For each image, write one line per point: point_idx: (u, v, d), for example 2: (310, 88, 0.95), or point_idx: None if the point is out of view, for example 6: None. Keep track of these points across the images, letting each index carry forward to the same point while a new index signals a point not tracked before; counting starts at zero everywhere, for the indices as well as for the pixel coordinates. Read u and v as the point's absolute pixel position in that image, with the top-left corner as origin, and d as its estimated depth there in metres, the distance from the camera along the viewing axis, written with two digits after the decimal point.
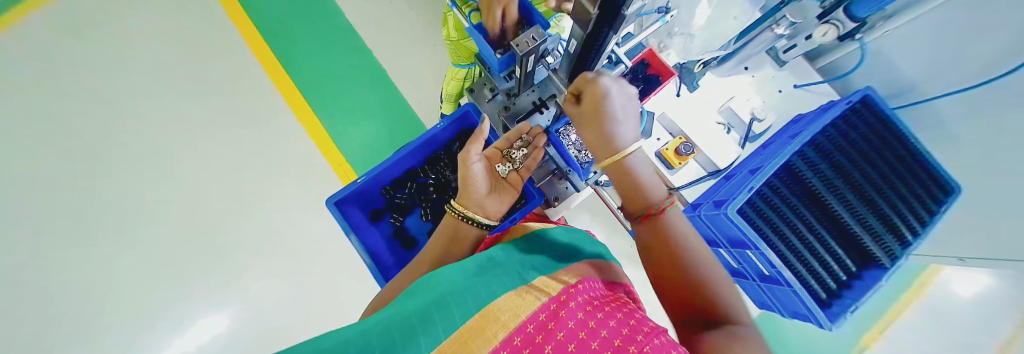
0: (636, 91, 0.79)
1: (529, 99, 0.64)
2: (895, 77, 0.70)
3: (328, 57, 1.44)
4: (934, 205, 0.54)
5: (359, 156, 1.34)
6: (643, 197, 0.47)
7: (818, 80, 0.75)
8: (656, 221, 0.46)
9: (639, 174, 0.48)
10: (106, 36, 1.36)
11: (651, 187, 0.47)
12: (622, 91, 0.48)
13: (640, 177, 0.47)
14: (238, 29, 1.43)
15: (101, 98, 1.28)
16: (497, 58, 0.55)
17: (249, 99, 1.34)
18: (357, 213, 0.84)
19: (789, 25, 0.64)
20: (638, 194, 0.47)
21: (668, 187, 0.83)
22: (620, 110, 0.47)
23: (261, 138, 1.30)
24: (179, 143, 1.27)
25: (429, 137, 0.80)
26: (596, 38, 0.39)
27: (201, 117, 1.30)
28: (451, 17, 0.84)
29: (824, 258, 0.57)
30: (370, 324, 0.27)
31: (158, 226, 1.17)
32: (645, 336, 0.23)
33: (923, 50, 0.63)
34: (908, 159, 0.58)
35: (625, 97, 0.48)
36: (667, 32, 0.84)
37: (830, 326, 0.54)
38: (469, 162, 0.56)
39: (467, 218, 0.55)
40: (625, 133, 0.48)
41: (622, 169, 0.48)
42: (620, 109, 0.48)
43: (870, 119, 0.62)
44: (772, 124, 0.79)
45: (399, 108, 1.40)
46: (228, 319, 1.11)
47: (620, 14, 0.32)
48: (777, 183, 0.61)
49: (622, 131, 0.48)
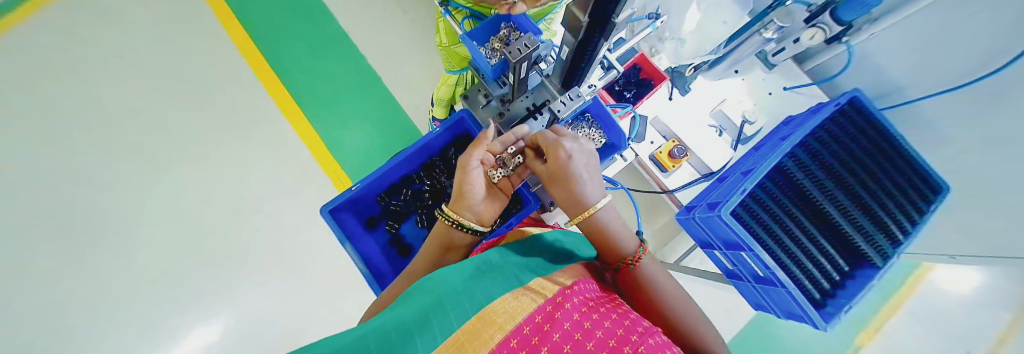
0: (630, 95, 0.85)
1: (523, 105, 0.63)
2: (880, 79, 0.72)
3: (320, 63, 1.43)
4: (923, 204, 0.55)
5: (353, 163, 1.33)
6: (616, 249, 0.47)
7: (807, 82, 0.77)
8: (632, 272, 0.45)
9: (609, 225, 0.48)
10: (94, 44, 1.33)
11: (621, 238, 0.47)
12: (578, 149, 0.49)
13: (610, 228, 0.47)
14: (230, 37, 1.42)
15: (88, 107, 1.26)
16: (490, 65, 0.55)
17: (242, 106, 1.33)
18: (352, 220, 0.83)
19: (777, 29, 0.65)
20: (609, 246, 0.47)
21: (663, 190, 0.84)
22: (580, 170, 0.48)
23: (253, 146, 1.28)
24: (171, 152, 1.25)
25: (424, 144, 0.80)
26: (588, 45, 0.39)
27: (193, 125, 1.28)
28: (441, 24, 0.83)
29: (816, 258, 0.57)
30: (365, 328, 0.27)
31: (149, 236, 1.15)
32: (640, 336, 0.23)
33: (908, 52, 0.65)
34: (895, 157, 0.59)
35: (581, 153, 0.49)
36: (658, 38, 0.86)
37: (825, 326, 0.54)
38: (470, 168, 0.53)
39: (460, 226, 0.55)
40: (590, 189, 0.48)
41: (590, 223, 0.48)
42: (580, 167, 0.48)
43: (857, 119, 0.64)
44: (763, 126, 0.80)
45: (393, 113, 1.40)
46: (220, 331, 1.09)
47: (609, 20, 0.32)
48: (769, 183, 0.62)
49: (585, 188, 0.48)
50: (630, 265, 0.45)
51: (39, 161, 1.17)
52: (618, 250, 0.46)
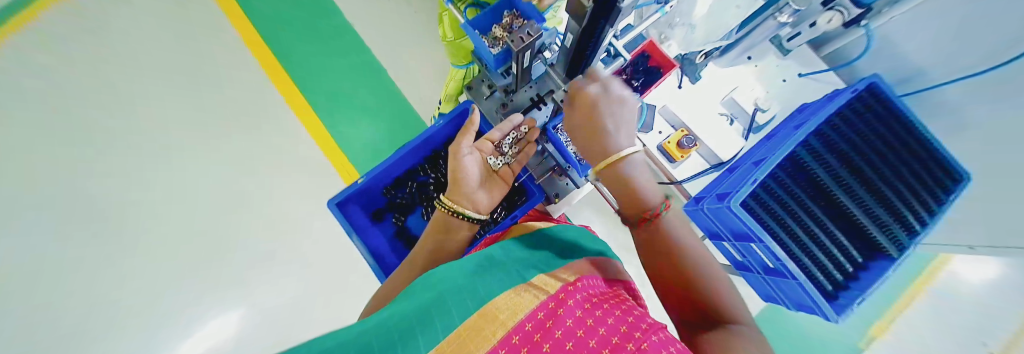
0: (637, 84, 0.78)
1: (526, 95, 0.62)
2: (902, 65, 0.69)
3: (325, 56, 1.43)
4: (943, 193, 0.53)
5: (360, 155, 1.34)
6: (638, 200, 0.46)
7: (823, 68, 0.74)
8: (651, 227, 0.45)
9: (637, 178, 0.47)
10: (105, 42, 1.36)
11: (645, 191, 0.46)
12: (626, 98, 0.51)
13: (638, 180, 0.47)
14: (236, 30, 1.42)
15: (104, 102, 1.29)
16: (492, 55, 0.53)
17: (250, 101, 1.35)
18: (359, 213, 0.84)
19: (793, 13, 0.63)
20: (634, 200, 0.46)
21: (671, 180, 0.81)
22: (624, 114, 0.50)
23: (263, 140, 1.31)
24: (184, 147, 1.28)
25: (427, 137, 0.80)
26: (593, 31, 0.38)
27: (204, 120, 1.31)
28: (446, 16, 0.83)
29: (829, 249, 0.56)
30: (371, 323, 0.28)
31: (166, 229, 1.19)
32: (643, 333, 0.23)
33: (930, 38, 0.62)
34: (913, 145, 0.57)
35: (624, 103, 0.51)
36: (667, 23, 0.82)
37: (837, 318, 0.53)
38: (460, 155, 0.56)
39: (456, 213, 0.55)
40: (623, 138, 0.49)
41: (611, 171, 0.48)
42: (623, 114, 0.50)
43: (876, 106, 0.61)
44: (777, 114, 0.78)
45: (399, 106, 1.40)
46: (236, 319, 1.13)
47: (615, 4, 0.31)
48: (781, 174, 0.60)
49: (617, 135, 0.49)
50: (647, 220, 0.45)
51: (59, 158, 1.21)
52: (642, 202, 0.45)
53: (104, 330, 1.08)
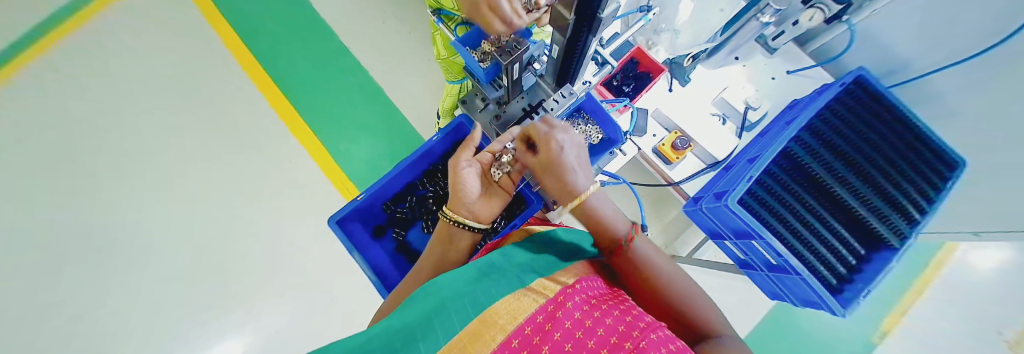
0: (630, 89, 0.82)
1: (519, 106, 0.64)
2: (888, 57, 0.71)
3: (323, 78, 1.46)
4: (938, 181, 0.54)
5: (358, 174, 1.35)
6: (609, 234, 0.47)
7: (811, 64, 0.76)
8: (627, 254, 0.45)
9: (602, 211, 0.48)
10: (111, 74, 1.39)
11: (614, 221, 0.47)
12: (568, 140, 0.49)
13: (603, 213, 0.47)
14: (236, 58, 1.46)
15: (103, 134, 1.31)
16: (483, 69, 0.55)
17: (249, 126, 1.37)
18: (360, 229, 0.84)
19: (775, 13, 0.62)
20: (604, 230, 0.47)
21: (669, 181, 0.83)
22: (571, 158, 0.47)
23: (263, 164, 1.32)
24: (189, 174, 1.29)
25: (426, 150, 0.81)
26: (578, 41, 0.39)
27: (208, 146, 1.33)
28: (438, 36, 0.85)
29: (829, 242, 0.56)
30: (369, 334, 0.27)
31: (171, 255, 1.19)
32: (642, 331, 0.23)
33: (911, 31, 0.64)
34: (904, 134, 0.58)
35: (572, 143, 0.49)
36: (653, 30, 0.84)
37: (844, 312, 0.53)
38: (459, 169, 0.57)
39: (457, 222, 0.56)
40: (582, 175, 0.48)
41: (583, 209, 0.47)
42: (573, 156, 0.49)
43: (864, 97, 0.62)
44: (768, 111, 0.79)
45: (397, 124, 1.42)
46: (240, 346, 1.12)
47: (596, 14, 0.32)
48: (776, 170, 0.61)
49: (575, 176, 0.47)
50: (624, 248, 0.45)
51: (68, 190, 1.23)
52: (611, 233, 0.47)
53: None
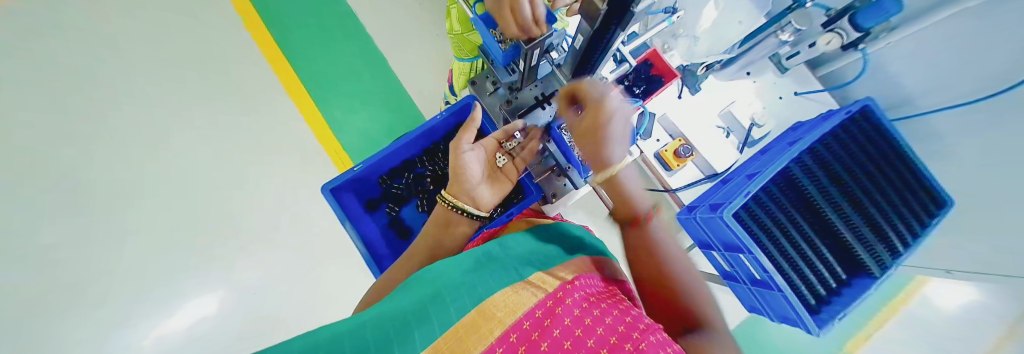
0: (639, 92, 0.77)
1: (531, 94, 0.62)
2: (894, 90, 0.71)
3: (327, 42, 1.42)
4: (926, 217, 0.56)
5: (355, 145, 1.33)
6: (630, 204, 0.49)
7: (819, 88, 0.75)
8: (644, 227, 0.48)
9: (629, 185, 0.50)
10: (95, 6, 1.28)
11: (637, 195, 0.50)
12: (623, 109, 0.48)
13: (630, 188, 0.49)
14: (237, 10, 1.40)
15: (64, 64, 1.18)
16: (502, 50, 0.54)
17: (242, 81, 1.31)
18: (352, 200, 0.83)
19: (794, 32, 0.64)
20: (626, 202, 0.50)
21: (666, 188, 0.84)
22: (619, 128, 0.47)
23: (254, 122, 1.27)
24: (167, 121, 1.21)
25: (429, 128, 0.79)
26: (604, 34, 0.39)
27: (196, 97, 1.25)
28: (454, 10, 0.83)
29: (814, 264, 0.58)
30: (360, 320, 0.27)
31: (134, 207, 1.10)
32: (641, 333, 0.23)
33: (921, 65, 0.65)
34: (902, 170, 0.59)
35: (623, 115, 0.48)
36: (671, 33, 0.81)
37: (818, 331, 0.55)
38: (460, 152, 0.56)
39: (457, 209, 0.55)
40: (618, 149, 0.48)
41: (612, 183, 0.49)
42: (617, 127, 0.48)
43: (869, 128, 0.63)
44: (771, 130, 0.79)
45: (398, 98, 1.39)
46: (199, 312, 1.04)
47: (630, 9, 0.31)
48: (773, 188, 0.62)
49: (615, 146, 0.48)
50: (638, 223, 0.48)
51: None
52: (633, 207, 0.49)
53: (48, 324, 0.93)
